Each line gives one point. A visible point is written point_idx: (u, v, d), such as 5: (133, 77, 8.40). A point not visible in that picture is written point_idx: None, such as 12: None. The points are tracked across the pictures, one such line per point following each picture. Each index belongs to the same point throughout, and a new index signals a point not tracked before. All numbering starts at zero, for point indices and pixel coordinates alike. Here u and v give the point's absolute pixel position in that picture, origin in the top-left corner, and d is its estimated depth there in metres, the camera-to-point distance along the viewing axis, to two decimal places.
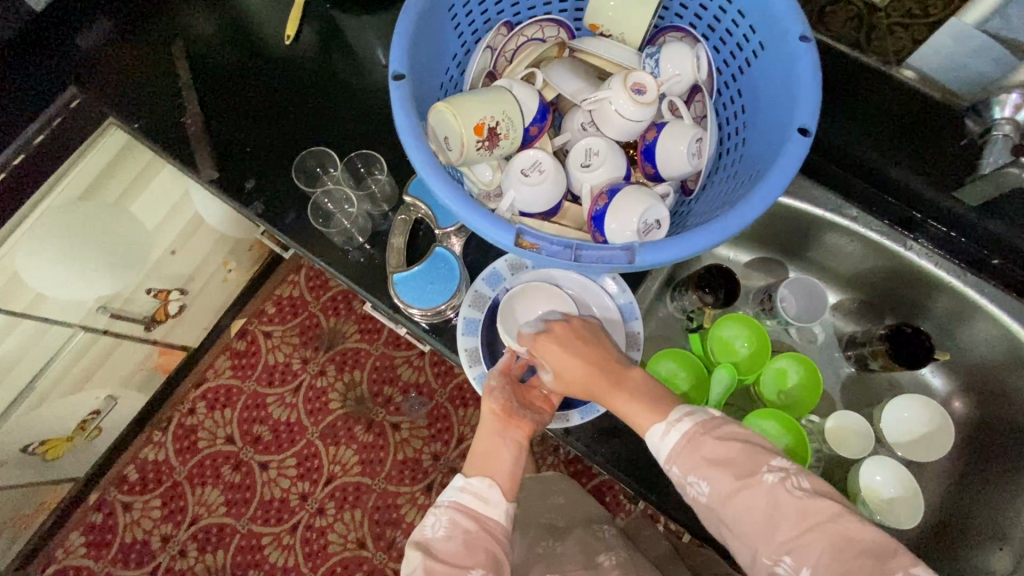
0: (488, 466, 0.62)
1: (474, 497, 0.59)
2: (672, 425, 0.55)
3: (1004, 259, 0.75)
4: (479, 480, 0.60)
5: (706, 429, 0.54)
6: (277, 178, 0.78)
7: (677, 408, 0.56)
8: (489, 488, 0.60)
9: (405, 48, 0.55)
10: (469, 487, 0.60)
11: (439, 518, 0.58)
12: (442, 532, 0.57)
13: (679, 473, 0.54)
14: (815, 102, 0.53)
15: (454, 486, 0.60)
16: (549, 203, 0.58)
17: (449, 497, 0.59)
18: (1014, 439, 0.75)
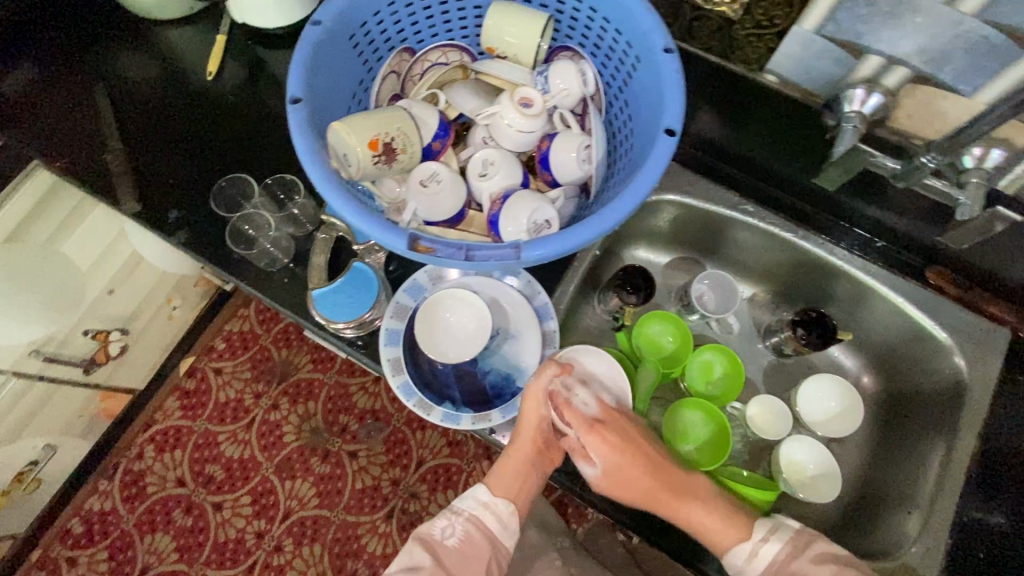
0: (514, 489, 0.70)
1: (496, 521, 0.69)
2: (760, 545, 0.67)
3: (887, 242, 0.82)
4: (503, 504, 0.70)
5: (797, 551, 0.66)
6: (199, 206, 0.80)
7: (764, 529, 0.68)
8: (508, 515, 0.70)
9: (303, 74, 0.59)
10: (492, 507, 0.70)
11: (455, 525, 0.68)
12: (454, 542, 0.67)
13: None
14: (679, 108, 0.59)
15: (478, 501, 0.70)
16: (449, 211, 0.61)
17: (471, 510, 0.69)
18: (918, 408, 0.80)
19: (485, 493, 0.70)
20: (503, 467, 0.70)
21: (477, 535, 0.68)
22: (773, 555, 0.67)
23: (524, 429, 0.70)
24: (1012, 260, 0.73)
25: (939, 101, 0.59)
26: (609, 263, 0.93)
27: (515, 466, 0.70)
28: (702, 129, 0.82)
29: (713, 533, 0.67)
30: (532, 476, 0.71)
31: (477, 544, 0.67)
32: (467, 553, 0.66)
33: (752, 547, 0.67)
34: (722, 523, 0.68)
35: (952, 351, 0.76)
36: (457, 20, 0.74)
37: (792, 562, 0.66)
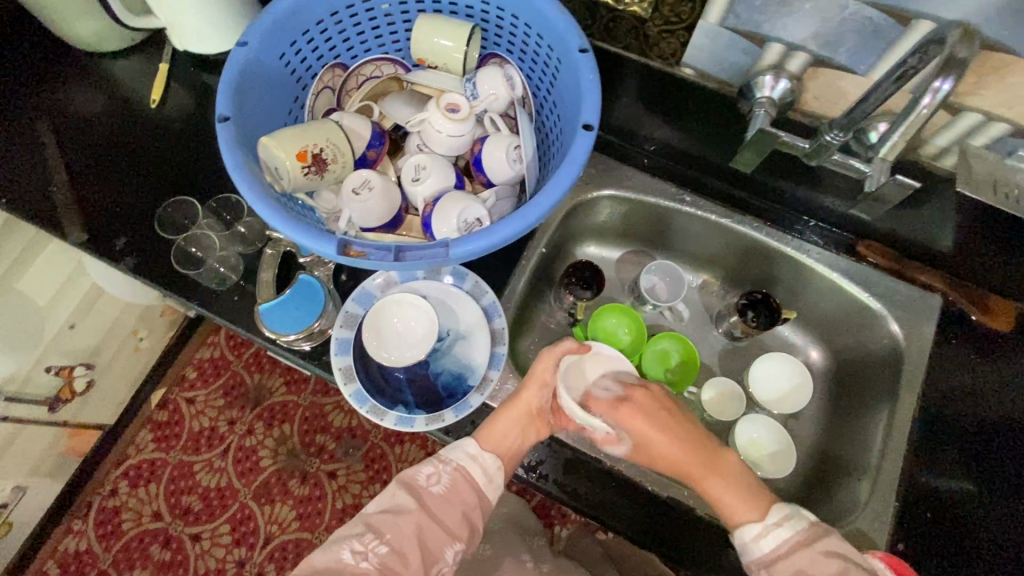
0: (506, 443, 0.66)
1: (481, 473, 0.63)
2: (770, 527, 0.58)
3: (814, 221, 0.86)
4: (491, 457, 0.64)
5: (809, 541, 0.56)
6: (147, 231, 0.81)
7: (778, 510, 0.59)
8: (496, 470, 0.64)
9: (230, 93, 0.61)
10: (479, 460, 0.64)
11: (441, 473, 0.61)
12: (440, 489, 0.60)
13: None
14: (597, 104, 0.62)
15: (468, 452, 0.64)
16: (383, 216, 0.64)
17: (458, 459, 0.63)
18: (864, 379, 0.83)
19: (473, 445, 0.64)
20: (499, 418, 0.67)
21: (462, 486, 0.61)
22: (776, 545, 0.57)
23: (533, 386, 0.68)
24: (937, 232, 0.76)
25: (839, 82, 0.63)
26: (561, 260, 0.95)
27: (512, 417, 0.66)
28: (635, 125, 0.85)
29: (727, 504, 0.61)
30: (529, 431, 0.67)
31: (462, 492, 0.61)
32: (452, 501, 0.60)
33: (762, 526, 0.58)
34: (736, 495, 0.61)
35: (885, 317, 0.79)
36: (388, 33, 0.77)
37: (797, 552, 0.56)
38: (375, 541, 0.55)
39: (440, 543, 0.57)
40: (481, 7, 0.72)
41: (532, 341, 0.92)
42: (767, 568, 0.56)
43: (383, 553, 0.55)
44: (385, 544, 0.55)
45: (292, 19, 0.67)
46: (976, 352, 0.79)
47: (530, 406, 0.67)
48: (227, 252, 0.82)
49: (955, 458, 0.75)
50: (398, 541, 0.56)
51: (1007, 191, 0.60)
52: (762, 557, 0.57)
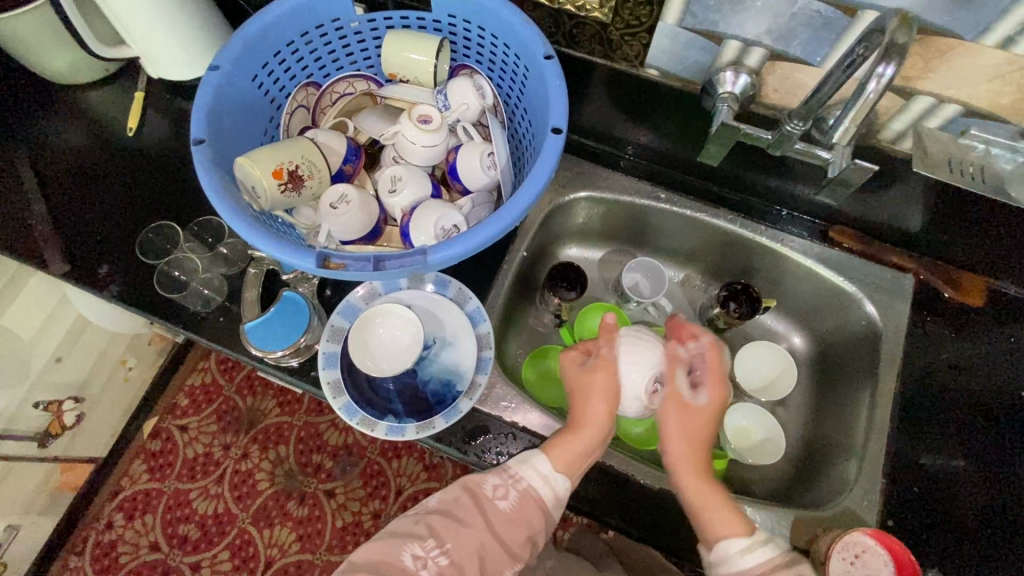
0: (577, 463, 0.63)
1: (551, 496, 0.60)
2: (755, 545, 0.58)
3: (788, 210, 0.87)
4: (562, 479, 0.61)
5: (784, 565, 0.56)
6: (130, 258, 0.81)
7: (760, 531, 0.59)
8: (564, 492, 0.61)
9: (204, 117, 0.62)
10: (551, 481, 0.60)
11: (509, 489, 0.59)
12: (506, 506, 0.58)
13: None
14: (564, 106, 0.63)
15: (539, 472, 0.60)
16: (362, 229, 0.65)
17: (531, 480, 0.60)
18: (846, 361, 0.85)
19: (545, 464, 0.61)
20: (568, 436, 0.64)
21: (530, 508, 0.58)
22: (758, 563, 0.56)
23: (593, 403, 0.66)
24: (904, 215, 0.78)
25: (796, 74, 0.65)
26: (544, 263, 0.96)
27: (585, 437, 0.64)
28: (606, 127, 0.87)
29: (713, 516, 0.61)
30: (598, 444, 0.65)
31: (530, 512, 0.58)
32: (517, 523, 0.57)
33: (748, 541, 0.58)
34: (727, 508, 0.62)
35: (860, 299, 0.82)
36: (360, 51, 0.78)
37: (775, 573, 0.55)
38: (435, 550, 0.54)
39: (501, 562, 0.56)
40: (448, 21, 0.73)
41: (519, 345, 0.93)
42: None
43: (443, 564, 0.54)
44: (444, 555, 0.54)
45: (263, 41, 0.68)
46: (950, 329, 0.81)
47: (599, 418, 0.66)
48: (210, 274, 0.82)
49: (940, 437, 0.76)
50: (458, 553, 0.55)
51: (970, 165, 0.62)
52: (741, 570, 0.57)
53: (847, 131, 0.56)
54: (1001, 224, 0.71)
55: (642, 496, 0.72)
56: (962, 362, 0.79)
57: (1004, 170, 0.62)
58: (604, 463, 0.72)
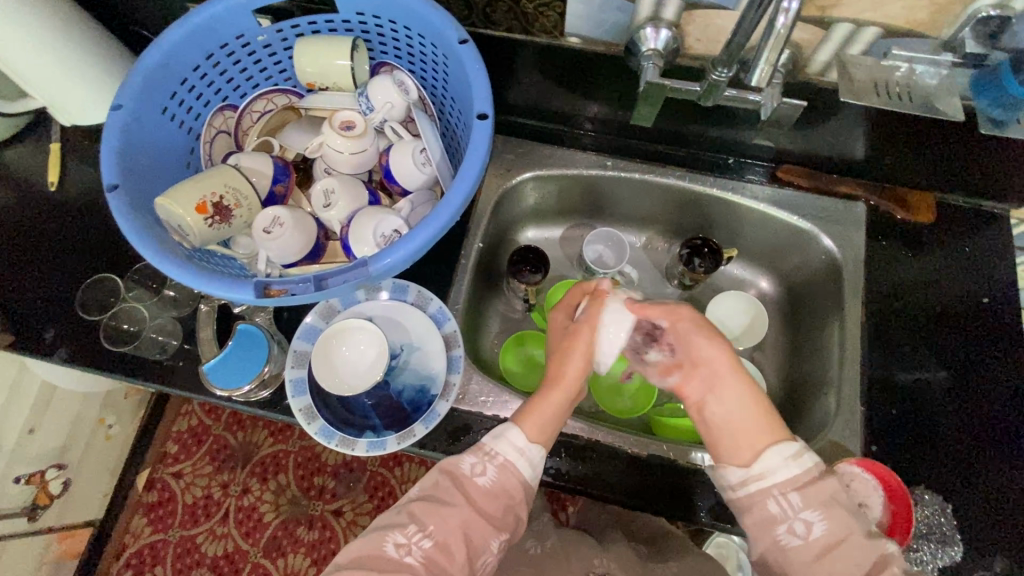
0: (548, 431, 0.61)
1: (529, 466, 0.58)
2: (796, 456, 0.54)
3: (734, 156, 0.87)
4: (537, 448, 0.59)
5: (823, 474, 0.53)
6: (73, 318, 0.78)
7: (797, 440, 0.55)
8: (542, 460, 0.59)
9: (115, 160, 0.59)
10: (527, 452, 0.58)
11: (487, 466, 0.57)
12: (485, 483, 0.56)
13: (797, 503, 0.51)
14: (488, 91, 0.62)
15: (514, 445, 0.58)
16: (302, 249, 0.62)
17: (506, 454, 0.58)
18: (811, 296, 0.86)
19: (521, 437, 0.59)
20: (534, 403, 0.62)
21: (509, 481, 0.57)
22: (803, 472, 0.53)
23: (574, 359, 0.64)
24: (847, 144, 0.78)
25: (715, 21, 0.64)
26: (503, 250, 0.95)
27: (555, 404, 0.62)
28: (543, 103, 0.85)
29: (743, 432, 0.57)
30: (565, 414, 0.64)
31: (509, 485, 0.57)
32: (498, 496, 0.56)
33: (792, 447, 0.54)
34: (763, 419, 0.58)
35: (817, 235, 0.82)
36: (273, 64, 0.75)
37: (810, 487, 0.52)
38: (418, 535, 0.53)
39: (486, 537, 0.54)
40: (357, 19, 0.71)
41: (492, 335, 0.92)
42: (791, 492, 0.52)
43: (428, 546, 0.52)
44: (428, 537, 0.53)
45: (165, 71, 0.65)
46: (907, 247, 0.82)
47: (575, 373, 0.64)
48: (160, 320, 0.79)
49: (913, 352, 0.77)
50: (442, 533, 0.53)
51: (895, 88, 0.61)
52: (790, 479, 0.53)
53: (763, 71, 0.55)
54: (938, 139, 0.71)
55: (637, 466, 0.72)
56: (922, 278, 0.80)
57: (930, 86, 0.62)
58: (589, 440, 0.73)
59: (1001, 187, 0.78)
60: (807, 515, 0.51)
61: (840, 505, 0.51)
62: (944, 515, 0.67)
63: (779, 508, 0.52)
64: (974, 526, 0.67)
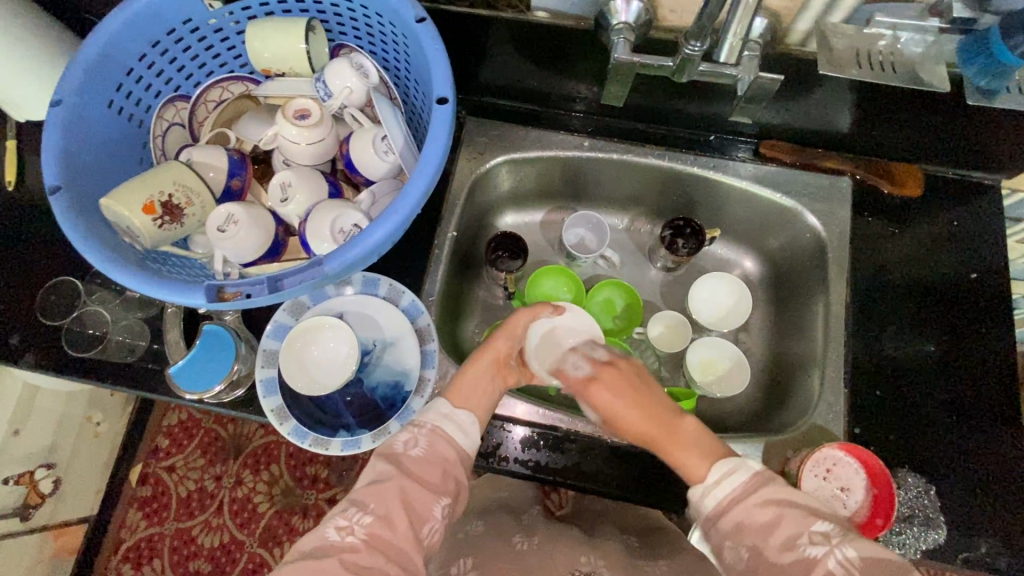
0: (476, 400, 0.62)
1: (458, 429, 0.58)
2: (713, 482, 0.53)
3: (716, 133, 0.83)
4: (464, 412, 0.60)
5: (754, 486, 0.51)
6: (36, 322, 0.75)
7: (730, 458, 0.54)
8: (472, 425, 0.59)
9: (56, 160, 0.56)
10: (456, 416, 0.59)
11: (418, 436, 0.57)
12: (418, 451, 0.55)
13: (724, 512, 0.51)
14: (448, 74, 0.58)
15: (441, 411, 0.59)
16: (259, 247, 0.59)
17: (434, 421, 0.58)
18: (795, 275, 0.84)
19: (446, 403, 0.60)
20: (461, 376, 0.64)
21: (441, 446, 0.56)
22: (730, 492, 0.51)
23: (501, 338, 0.68)
24: (833, 117, 0.74)
25: None
26: (481, 237, 0.92)
27: (478, 373, 0.64)
28: (516, 82, 0.81)
29: (685, 467, 0.56)
30: (494, 390, 0.65)
31: (441, 449, 0.56)
32: (433, 462, 0.55)
33: (704, 486, 0.53)
34: (698, 452, 0.56)
35: (802, 213, 0.79)
36: (226, 50, 0.72)
37: (734, 507, 0.50)
38: (359, 514, 0.51)
39: (427, 502, 0.52)
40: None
41: (472, 325, 0.90)
42: (718, 520, 0.51)
43: (370, 523, 0.50)
44: (370, 514, 0.51)
45: (108, 61, 0.62)
46: (893, 223, 0.79)
47: (497, 352, 0.67)
48: (127, 321, 0.76)
49: (898, 327, 0.75)
50: (383, 507, 0.51)
51: (877, 58, 0.59)
52: (714, 507, 0.51)
53: (732, 46, 0.56)
54: (924, 111, 0.68)
55: (618, 456, 0.71)
56: (909, 254, 0.78)
57: (914, 54, 0.59)
58: (569, 431, 0.72)
59: (990, 159, 0.75)
60: (733, 539, 0.50)
61: (795, 506, 0.49)
62: (928, 497, 0.66)
63: (713, 507, 0.51)
64: (958, 506, 0.66)
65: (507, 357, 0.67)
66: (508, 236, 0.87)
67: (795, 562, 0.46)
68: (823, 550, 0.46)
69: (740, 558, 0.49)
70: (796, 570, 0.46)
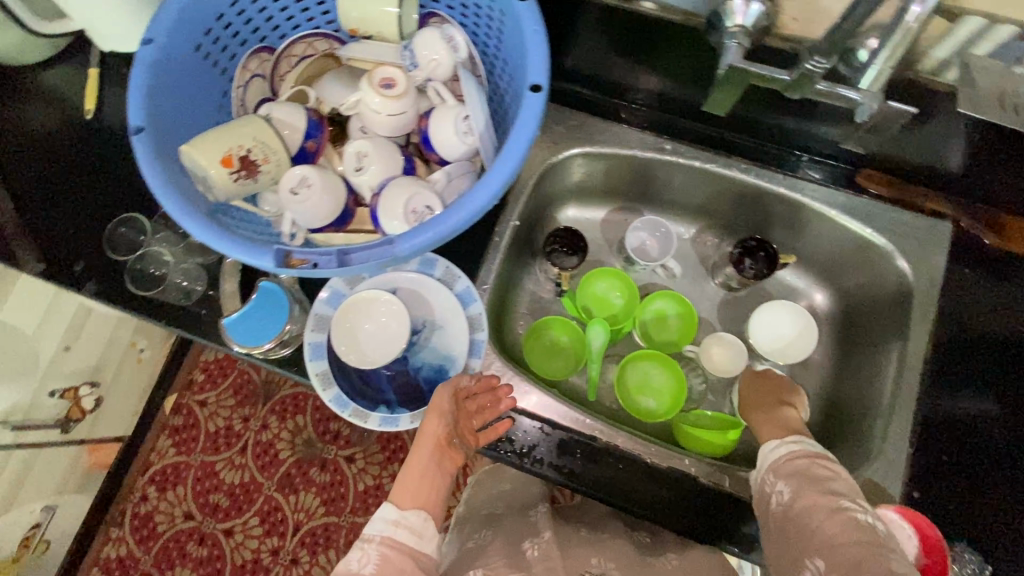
0: (423, 493, 0.65)
1: (411, 535, 0.61)
2: (785, 443, 0.63)
3: (812, 154, 0.78)
4: (415, 513, 0.63)
5: (814, 455, 0.61)
6: (101, 254, 0.77)
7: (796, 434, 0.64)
8: (423, 523, 0.63)
9: (142, 100, 0.56)
10: (404, 521, 0.62)
11: (369, 554, 0.59)
12: (371, 569, 0.57)
13: (785, 470, 0.60)
14: (546, 59, 0.55)
15: (387, 521, 0.62)
16: (329, 214, 0.58)
17: (383, 533, 0.61)
18: (872, 316, 0.79)
19: (392, 510, 0.63)
20: (403, 473, 0.66)
21: (394, 557, 0.59)
22: (794, 454, 0.61)
23: (431, 421, 0.66)
24: (947, 153, 0.68)
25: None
26: (541, 229, 0.89)
27: (420, 468, 0.65)
28: (605, 73, 0.77)
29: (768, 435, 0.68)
30: (441, 477, 0.67)
31: (396, 563, 0.58)
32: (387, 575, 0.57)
33: (781, 442, 0.63)
34: (777, 429, 0.68)
35: (892, 254, 0.74)
36: (316, 5, 0.70)
37: (799, 458, 0.60)
38: None
39: None
40: None
41: (518, 317, 0.88)
42: (775, 469, 0.61)
43: None
44: None
45: (202, 4, 0.60)
46: None
47: (435, 434, 0.66)
48: (186, 265, 0.79)
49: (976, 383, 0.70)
50: None
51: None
52: (774, 462, 0.61)
53: (876, 73, 0.52)
54: None
55: (655, 476, 0.69)
56: None
57: None
58: (609, 444, 0.70)
59: None
60: (782, 485, 0.59)
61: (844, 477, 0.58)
62: None
63: (780, 454, 0.62)
64: None
65: (443, 439, 0.67)
66: (569, 229, 0.84)
67: (829, 503, 0.54)
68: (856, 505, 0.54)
69: (774, 503, 0.58)
70: (826, 506, 0.54)
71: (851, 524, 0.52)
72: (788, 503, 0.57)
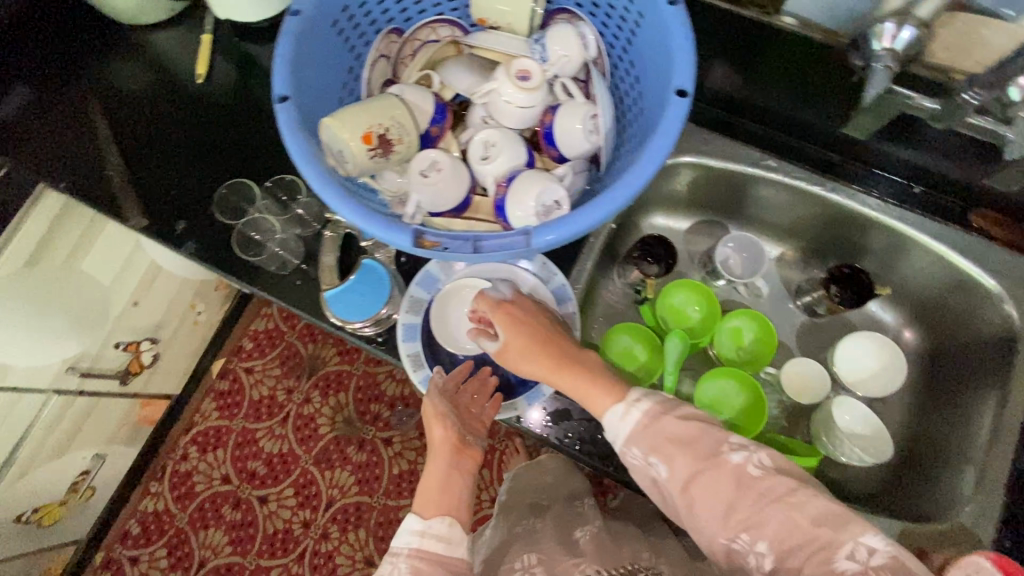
0: (443, 501, 0.61)
1: (439, 543, 0.59)
2: (631, 405, 0.58)
3: (925, 186, 0.76)
4: (439, 519, 0.60)
5: (665, 410, 0.57)
6: (204, 215, 0.79)
7: (636, 389, 0.58)
8: (450, 530, 0.60)
9: (287, 70, 0.57)
10: (431, 530, 0.59)
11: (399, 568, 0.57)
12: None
13: (640, 446, 0.56)
14: (691, 66, 0.55)
15: (411, 532, 0.59)
16: (453, 200, 0.59)
17: (411, 546, 0.58)
18: (967, 358, 0.77)
19: (417, 520, 0.60)
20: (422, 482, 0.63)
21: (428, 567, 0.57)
22: (637, 419, 0.56)
23: (432, 424, 0.65)
24: None
25: (980, 31, 0.54)
26: (626, 234, 0.89)
27: (436, 473, 0.63)
28: (719, 85, 0.77)
29: (589, 395, 0.61)
30: (460, 480, 0.63)
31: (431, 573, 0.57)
32: None
33: (622, 406, 0.58)
34: (592, 385, 0.60)
35: (1000, 297, 0.72)
36: None
37: (651, 422, 0.56)
38: None
39: None
40: None
41: (594, 320, 0.88)
42: (630, 441, 0.56)
43: None
44: None
45: None
46: None
47: (445, 436, 0.65)
48: (285, 236, 0.80)
49: None
50: None
51: None
52: (622, 434, 0.57)
53: None
54: None
55: None
56: None
57: None
58: None
59: None
60: (655, 459, 0.55)
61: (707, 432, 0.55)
62: None
63: (625, 425, 0.57)
64: None
65: (454, 438, 0.64)
66: (660, 236, 0.84)
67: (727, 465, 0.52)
68: (745, 457, 0.53)
69: (660, 474, 0.55)
70: (726, 473, 0.52)
71: (780, 493, 0.50)
72: (674, 476, 0.54)
